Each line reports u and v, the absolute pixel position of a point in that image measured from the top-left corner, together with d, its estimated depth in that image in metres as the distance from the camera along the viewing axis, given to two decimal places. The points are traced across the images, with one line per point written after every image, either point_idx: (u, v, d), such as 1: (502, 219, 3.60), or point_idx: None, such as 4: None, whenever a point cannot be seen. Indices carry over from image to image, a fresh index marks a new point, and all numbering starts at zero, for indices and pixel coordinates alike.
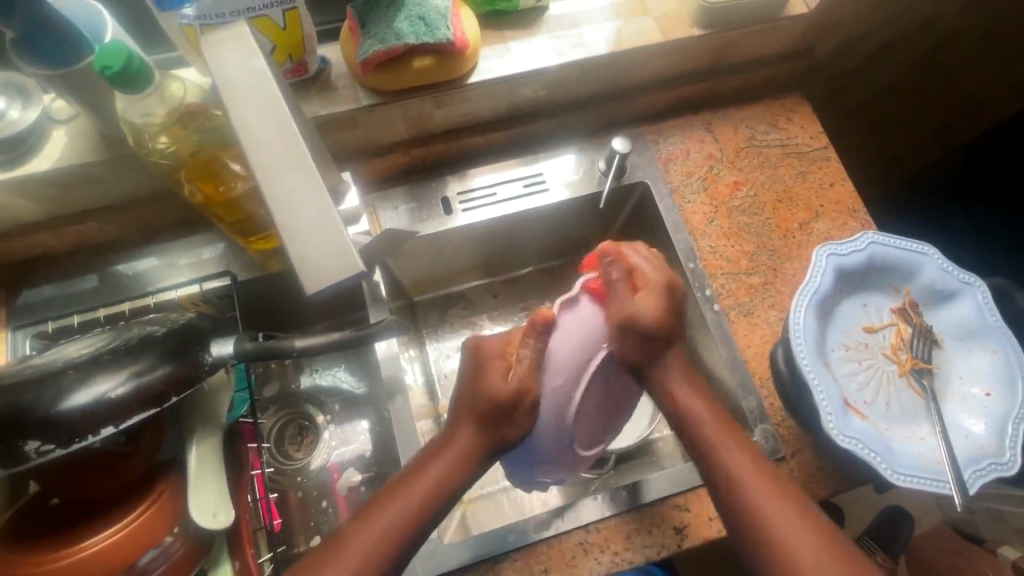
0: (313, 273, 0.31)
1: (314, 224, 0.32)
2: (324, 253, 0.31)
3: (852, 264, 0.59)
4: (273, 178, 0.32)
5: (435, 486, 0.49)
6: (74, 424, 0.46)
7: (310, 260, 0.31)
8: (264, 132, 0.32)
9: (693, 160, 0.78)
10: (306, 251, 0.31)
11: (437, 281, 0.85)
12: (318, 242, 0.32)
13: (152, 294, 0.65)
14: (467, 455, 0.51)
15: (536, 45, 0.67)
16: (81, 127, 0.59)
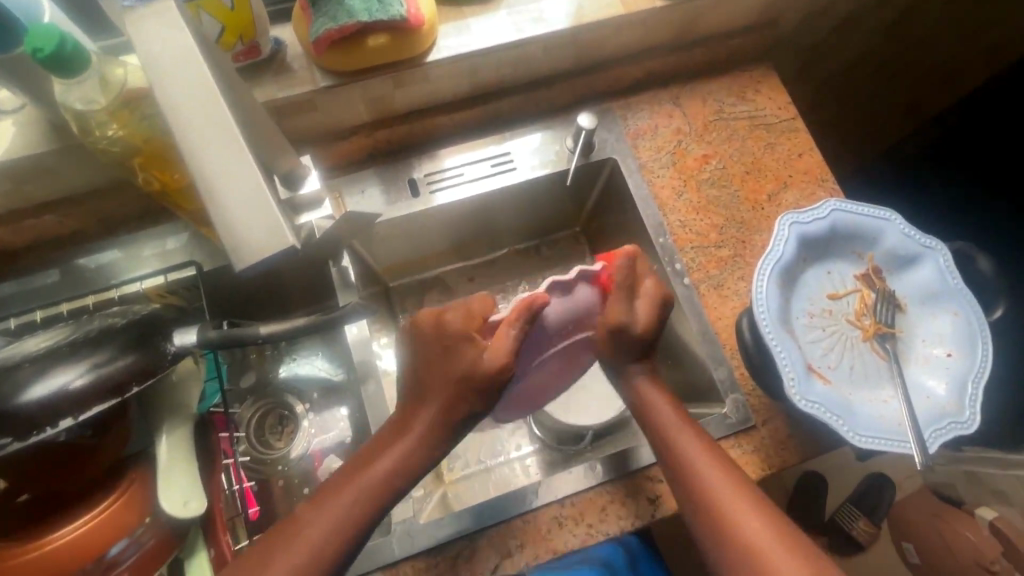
0: (245, 252, 0.31)
1: (244, 201, 0.31)
2: (256, 232, 0.31)
3: (814, 232, 0.59)
4: (200, 157, 0.31)
5: (387, 476, 0.50)
6: (33, 416, 0.46)
7: (241, 239, 0.31)
8: (190, 112, 0.31)
9: (661, 135, 0.78)
10: (237, 230, 0.31)
11: (411, 266, 0.84)
12: (250, 221, 0.31)
13: (116, 287, 0.64)
14: (432, 433, 0.51)
15: (497, 21, 0.66)
16: (28, 117, 0.57)
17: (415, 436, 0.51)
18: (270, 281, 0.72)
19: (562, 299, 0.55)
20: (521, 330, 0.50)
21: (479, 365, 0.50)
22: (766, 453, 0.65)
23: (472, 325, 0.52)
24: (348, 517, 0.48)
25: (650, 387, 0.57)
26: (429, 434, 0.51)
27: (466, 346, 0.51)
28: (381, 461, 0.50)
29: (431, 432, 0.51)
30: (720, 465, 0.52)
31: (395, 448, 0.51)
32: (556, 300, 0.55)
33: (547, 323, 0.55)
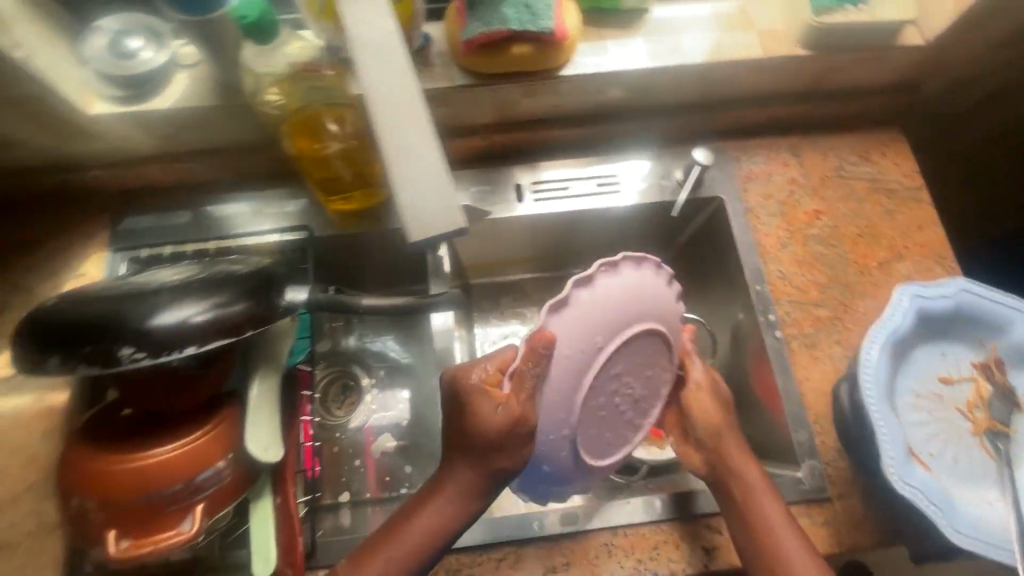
0: (419, 225, 0.33)
1: (423, 182, 0.33)
2: (433, 211, 0.33)
3: (934, 311, 0.56)
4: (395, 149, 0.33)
5: (426, 535, 0.51)
6: (163, 338, 0.50)
7: (418, 214, 0.32)
8: (385, 95, 0.34)
9: (773, 183, 0.76)
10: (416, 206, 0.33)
11: (496, 267, 0.86)
12: (427, 200, 0.33)
13: (236, 238, 0.71)
14: (469, 492, 0.51)
15: (635, 46, 0.67)
16: (202, 74, 0.63)
17: (416, 533, 0.51)
18: (367, 255, 0.75)
19: (562, 314, 0.52)
20: (531, 369, 0.49)
21: (487, 424, 0.48)
22: (837, 530, 0.62)
23: (489, 384, 0.51)
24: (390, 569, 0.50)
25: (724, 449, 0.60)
26: (456, 505, 0.51)
27: (484, 404, 0.49)
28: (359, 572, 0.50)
29: (455, 505, 0.51)
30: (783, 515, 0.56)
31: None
32: (558, 316, 0.52)
33: (556, 360, 0.51)
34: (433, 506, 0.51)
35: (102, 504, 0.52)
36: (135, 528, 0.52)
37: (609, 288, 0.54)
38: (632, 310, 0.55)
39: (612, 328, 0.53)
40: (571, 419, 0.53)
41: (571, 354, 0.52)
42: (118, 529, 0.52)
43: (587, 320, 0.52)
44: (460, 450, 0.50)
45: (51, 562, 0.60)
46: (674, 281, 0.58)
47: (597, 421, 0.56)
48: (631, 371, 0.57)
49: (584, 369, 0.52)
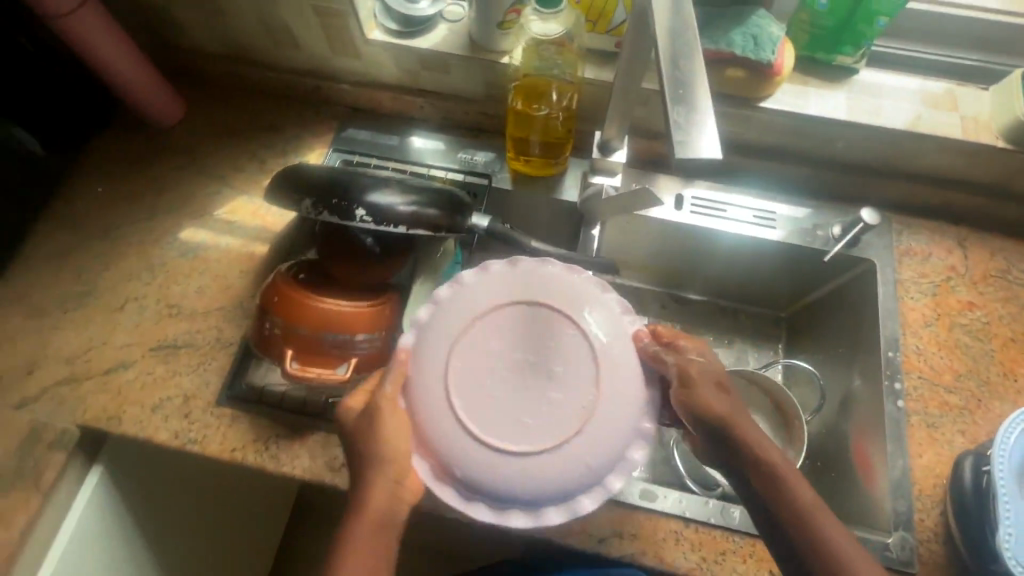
0: (688, 146, 0.43)
1: (697, 116, 0.44)
2: (701, 138, 0.43)
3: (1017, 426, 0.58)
4: (677, 64, 0.45)
5: (368, 545, 0.52)
6: (385, 212, 0.61)
7: (689, 139, 0.43)
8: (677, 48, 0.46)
9: (931, 264, 0.77)
10: (688, 132, 0.43)
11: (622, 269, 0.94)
12: (697, 130, 0.44)
13: (428, 169, 0.83)
14: (393, 502, 0.53)
15: (835, 99, 0.72)
16: (459, 30, 0.77)
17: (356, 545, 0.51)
18: (527, 217, 0.85)
19: (412, 330, 0.58)
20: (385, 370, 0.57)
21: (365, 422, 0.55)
22: None
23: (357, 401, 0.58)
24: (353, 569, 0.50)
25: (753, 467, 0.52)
26: (368, 528, 0.52)
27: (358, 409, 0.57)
28: None
29: (381, 513, 0.53)
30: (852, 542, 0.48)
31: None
32: (410, 331, 0.59)
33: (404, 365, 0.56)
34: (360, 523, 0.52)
35: (284, 328, 0.63)
36: (305, 357, 0.63)
37: (451, 295, 0.59)
38: (489, 305, 0.57)
39: (467, 321, 0.57)
40: (456, 409, 0.54)
41: (425, 362, 0.56)
42: (293, 352, 0.63)
43: (426, 325, 0.58)
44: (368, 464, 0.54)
45: (217, 370, 0.72)
46: (545, 266, 0.60)
47: (512, 407, 0.54)
48: (530, 352, 0.55)
49: (444, 370, 0.55)
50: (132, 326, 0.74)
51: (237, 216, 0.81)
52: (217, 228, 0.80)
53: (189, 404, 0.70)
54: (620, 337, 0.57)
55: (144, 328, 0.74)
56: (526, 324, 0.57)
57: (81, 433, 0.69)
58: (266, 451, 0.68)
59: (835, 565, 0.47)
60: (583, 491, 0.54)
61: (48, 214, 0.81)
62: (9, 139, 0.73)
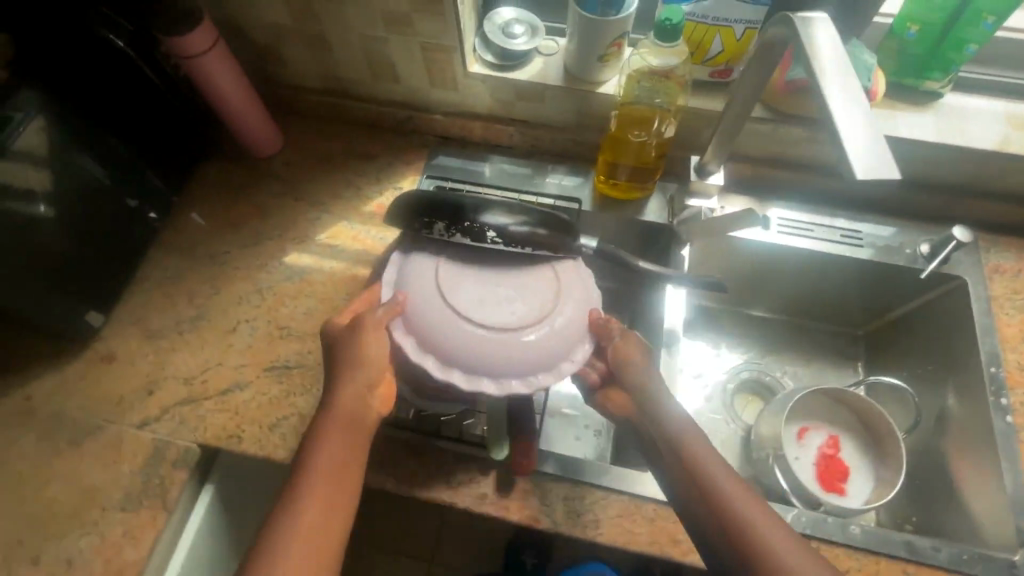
0: (863, 166, 0.44)
1: (864, 137, 0.45)
2: (873, 159, 0.44)
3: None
4: (837, 90, 0.48)
5: (334, 455, 0.55)
6: (513, 235, 0.63)
7: (862, 159, 0.44)
8: (832, 76, 0.49)
9: (1021, 281, 0.78)
10: (859, 153, 0.45)
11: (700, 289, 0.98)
12: (868, 151, 0.45)
13: (520, 194, 0.86)
14: (361, 422, 0.58)
15: (925, 122, 0.75)
16: (556, 63, 0.81)
17: (325, 455, 0.55)
18: (615, 239, 0.87)
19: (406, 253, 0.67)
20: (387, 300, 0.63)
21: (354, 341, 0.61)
22: None
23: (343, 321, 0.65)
24: (319, 473, 0.54)
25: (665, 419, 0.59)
26: (335, 441, 0.56)
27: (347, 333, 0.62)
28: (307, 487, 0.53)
29: (349, 433, 0.57)
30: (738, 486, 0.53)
31: (311, 501, 0.52)
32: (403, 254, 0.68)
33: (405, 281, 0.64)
34: (327, 436, 0.56)
35: None
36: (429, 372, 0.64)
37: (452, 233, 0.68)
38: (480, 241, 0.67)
39: (461, 248, 0.66)
40: (438, 301, 0.62)
41: (422, 269, 0.65)
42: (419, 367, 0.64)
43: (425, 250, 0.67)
44: (346, 382, 0.59)
45: None
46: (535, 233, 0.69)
47: (483, 312, 0.61)
48: (505, 278, 0.64)
49: (437, 277, 0.64)
50: (244, 347, 0.76)
51: (338, 241, 0.84)
52: (319, 253, 0.83)
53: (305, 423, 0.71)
54: (572, 301, 0.65)
55: (256, 349, 0.76)
56: (509, 259, 0.66)
57: (201, 451, 0.71)
58: (383, 469, 0.69)
59: (717, 504, 0.52)
60: (517, 375, 0.60)
61: (159, 241, 0.85)
62: (77, 168, 0.70)
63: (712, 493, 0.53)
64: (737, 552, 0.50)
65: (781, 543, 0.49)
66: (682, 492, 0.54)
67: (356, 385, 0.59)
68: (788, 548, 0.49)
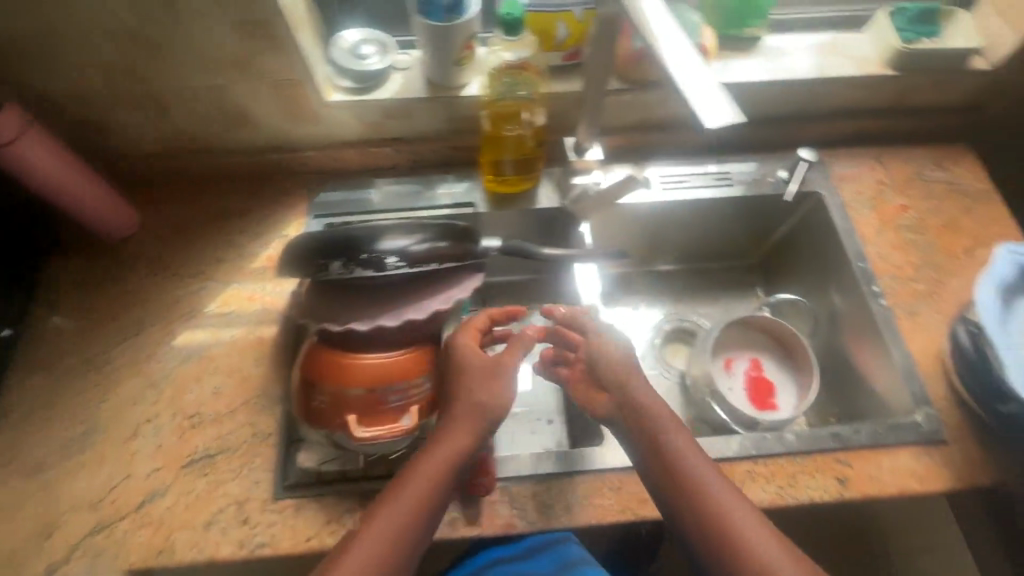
0: (706, 116, 0.45)
1: (704, 87, 0.47)
2: (716, 107, 0.46)
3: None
4: (669, 47, 0.51)
5: (421, 498, 0.57)
6: (411, 256, 0.64)
7: (705, 110, 0.45)
8: (662, 36, 0.52)
9: (864, 184, 0.90)
10: (700, 104, 0.46)
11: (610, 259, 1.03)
12: (711, 102, 0.46)
13: (415, 211, 0.84)
14: (451, 460, 0.59)
15: (753, 64, 0.84)
16: (414, 76, 0.80)
17: (417, 495, 0.57)
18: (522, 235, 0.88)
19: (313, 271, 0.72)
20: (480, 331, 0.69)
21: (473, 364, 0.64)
22: (957, 468, 0.69)
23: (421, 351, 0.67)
24: (402, 511, 0.56)
25: (665, 417, 0.61)
26: (432, 479, 0.58)
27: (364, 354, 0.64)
28: (387, 520, 0.56)
29: (439, 471, 0.59)
30: (735, 498, 0.56)
31: (377, 537, 0.55)
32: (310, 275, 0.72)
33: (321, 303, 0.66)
34: (419, 473, 0.58)
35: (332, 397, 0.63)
36: (368, 421, 0.62)
37: None
38: None
39: None
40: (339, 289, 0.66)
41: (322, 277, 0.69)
42: (355, 417, 0.62)
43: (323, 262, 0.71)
44: (463, 416, 0.62)
45: (264, 464, 0.68)
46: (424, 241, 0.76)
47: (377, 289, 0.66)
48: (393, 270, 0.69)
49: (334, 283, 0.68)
50: (153, 450, 0.68)
51: (232, 306, 0.78)
52: (213, 325, 0.76)
53: (244, 509, 0.65)
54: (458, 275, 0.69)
55: (169, 448, 0.68)
56: None
57: None
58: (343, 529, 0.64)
59: (709, 509, 0.55)
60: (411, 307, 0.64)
61: (19, 360, 0.73)
62: None
63: (698, 497, 0.56)
64: (717, 544, 0.54)
65: (768, 542, 0.54)
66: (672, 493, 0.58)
67: (466, 423, 0.61)
68: (784, 556, 0.53)
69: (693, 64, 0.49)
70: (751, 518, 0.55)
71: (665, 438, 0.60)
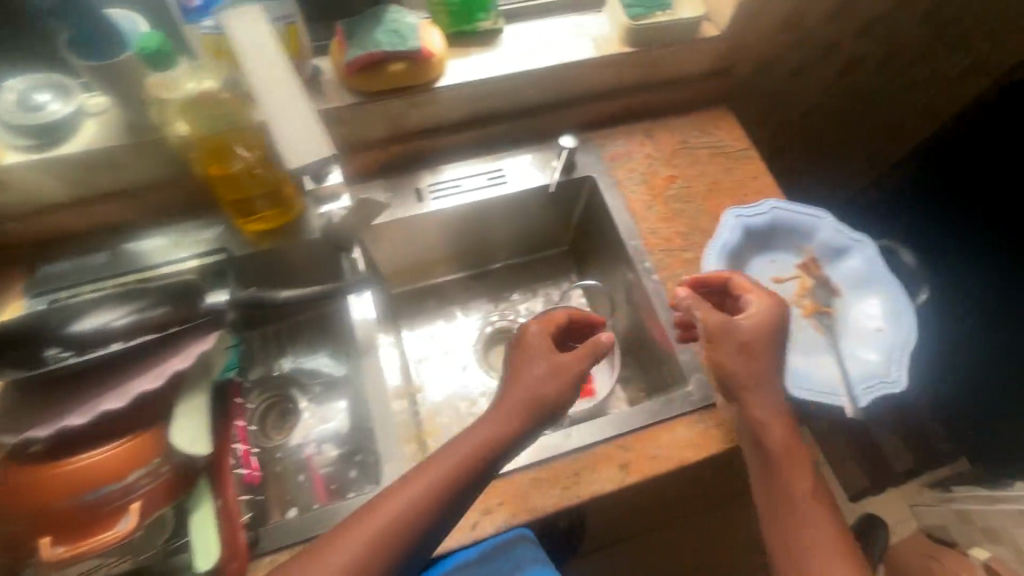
0: (292, 149, 0.54)
1: (302, 125, 0.55)
2: (303, 140, 0.55)
3: (792, 219, 0.73)
4: (263, 77, 0.57)
5: (407, 504, 0.52)
6: (89, 337, 0.61)
7: (292, 146, 0.54)
8: (266, 68, 0.57)
9: (634, 159, 0.91)
10: (291, 135, 0.54)
11: (420, 272, 1.01)
12: (305, 135, 0.55)
13: (156, 269, 0.75)
14: (508, 451, 0.57)
15: (494, 58, 0.81)
16: (109, 120, 0.70)
17: (415, 502, 0.53)
18: (297, 273, 0.83)
19: None
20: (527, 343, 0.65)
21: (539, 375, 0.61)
22: (727, 428, 0.71)
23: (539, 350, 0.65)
24: (370, 532, 0.51)
25: (771, 425, 0.60)
26: (426, 476, 0.54)
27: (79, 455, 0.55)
28: (347, 536, 0.51)
29: (469, 470, 0.55)
30: (819, 505, 0.57)
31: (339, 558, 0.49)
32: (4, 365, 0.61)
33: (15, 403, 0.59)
34: (428, 486, 0.54)
35: (20, 516, 0.52)
36: (69, 537, 0.53)
37: None
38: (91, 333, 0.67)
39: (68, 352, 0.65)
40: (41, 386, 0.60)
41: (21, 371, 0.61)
42: (49, 538, 0.52)
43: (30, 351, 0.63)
44: (515, 398, 0.59)
45: None
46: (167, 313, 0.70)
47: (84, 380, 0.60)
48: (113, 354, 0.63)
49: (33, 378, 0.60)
50: None
51: None
52: None
53: None
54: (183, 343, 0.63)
55: None
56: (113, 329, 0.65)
57: None
58: None
59: (792, 514, 0.57)
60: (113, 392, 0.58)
61: None
62: None
63: (787, 509, 0.57)
64: (794, 550, 0.55)
65: (821, 535, 0.55)
66: (782, 500, 0.58)
67: (528, 384, 0.60)
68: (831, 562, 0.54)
69: (290, 92, 0.57)
70: (819, 525, 0.56)
71: (766, 442, 0.60)
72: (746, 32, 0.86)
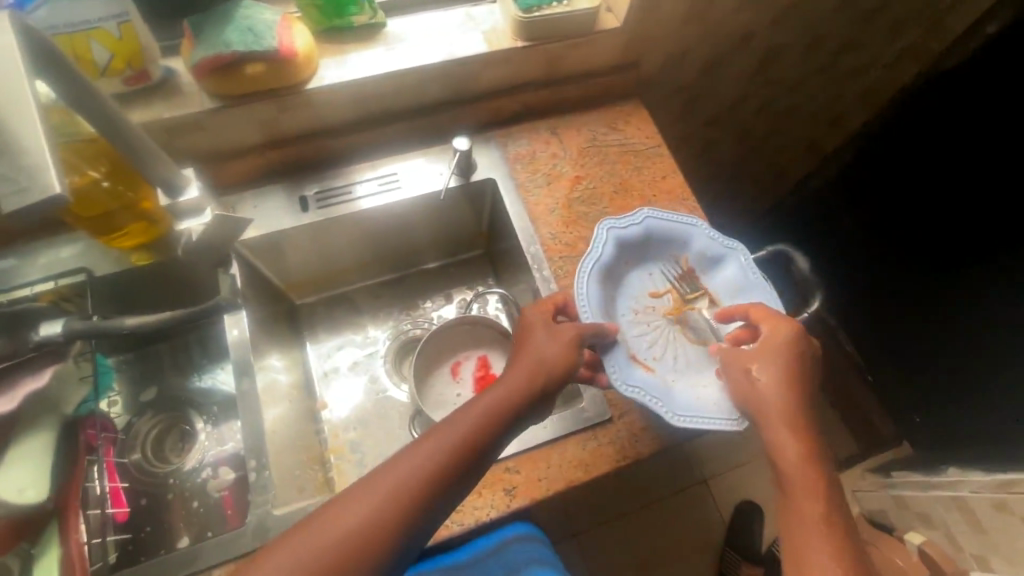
0: (23, 195, 0.39)
1: (32, 154, 0.40)
2: (37, 179, 0.40)
3: (664, 228, 0.72)
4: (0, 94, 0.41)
5: (398, 484, 0.51)
6: None
7: (23, 188, 0.39)
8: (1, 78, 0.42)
9: (537, 159, 0.86)
10: (23, 177, 0.40)
11: (327, 282, 0.95)
12: (35, 172, 0.40)
13: (6, 293, 0.69)
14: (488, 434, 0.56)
15: (374, 55, 0.76)
16: None
17: (402, 484, 0.51)
18: (185, 281, 0.78)
19: None
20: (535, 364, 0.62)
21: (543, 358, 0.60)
22: (620, 445, 0.69)
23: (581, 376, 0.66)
24: (367, 518, 0.49)
25: (786, 432, 0.58)
26: (417, 456, 0.53)
27: None
28: (338, 521, 0.49)
29: (453, 453, 0.54)
30: (820, 497, 0.56)
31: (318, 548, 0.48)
32: None
33: None
34: (420, 471, 0.52)
35: None
36: None
37: None
38: None
39: None
40: None
41: None
42: None
43: None
44: (517, 376, 0.59)
45: None
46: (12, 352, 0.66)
47: None
48: None
49: None
50: None
51: None
52: None
53: None
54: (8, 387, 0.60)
55: None
56: None
57: None
58: None
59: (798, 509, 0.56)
60: None
61: None
62: None
63: (797, 507, 0.56)
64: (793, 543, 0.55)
65: (816, 530, 0.54)
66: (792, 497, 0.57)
67: (530, 367, 0.60)
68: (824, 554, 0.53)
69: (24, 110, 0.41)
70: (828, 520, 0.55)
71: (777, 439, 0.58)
72: (648, 20, 0.82)
